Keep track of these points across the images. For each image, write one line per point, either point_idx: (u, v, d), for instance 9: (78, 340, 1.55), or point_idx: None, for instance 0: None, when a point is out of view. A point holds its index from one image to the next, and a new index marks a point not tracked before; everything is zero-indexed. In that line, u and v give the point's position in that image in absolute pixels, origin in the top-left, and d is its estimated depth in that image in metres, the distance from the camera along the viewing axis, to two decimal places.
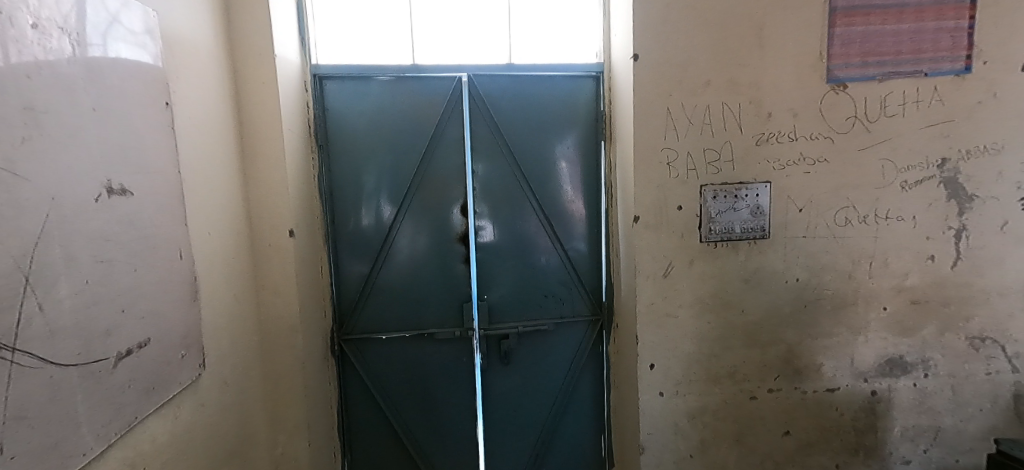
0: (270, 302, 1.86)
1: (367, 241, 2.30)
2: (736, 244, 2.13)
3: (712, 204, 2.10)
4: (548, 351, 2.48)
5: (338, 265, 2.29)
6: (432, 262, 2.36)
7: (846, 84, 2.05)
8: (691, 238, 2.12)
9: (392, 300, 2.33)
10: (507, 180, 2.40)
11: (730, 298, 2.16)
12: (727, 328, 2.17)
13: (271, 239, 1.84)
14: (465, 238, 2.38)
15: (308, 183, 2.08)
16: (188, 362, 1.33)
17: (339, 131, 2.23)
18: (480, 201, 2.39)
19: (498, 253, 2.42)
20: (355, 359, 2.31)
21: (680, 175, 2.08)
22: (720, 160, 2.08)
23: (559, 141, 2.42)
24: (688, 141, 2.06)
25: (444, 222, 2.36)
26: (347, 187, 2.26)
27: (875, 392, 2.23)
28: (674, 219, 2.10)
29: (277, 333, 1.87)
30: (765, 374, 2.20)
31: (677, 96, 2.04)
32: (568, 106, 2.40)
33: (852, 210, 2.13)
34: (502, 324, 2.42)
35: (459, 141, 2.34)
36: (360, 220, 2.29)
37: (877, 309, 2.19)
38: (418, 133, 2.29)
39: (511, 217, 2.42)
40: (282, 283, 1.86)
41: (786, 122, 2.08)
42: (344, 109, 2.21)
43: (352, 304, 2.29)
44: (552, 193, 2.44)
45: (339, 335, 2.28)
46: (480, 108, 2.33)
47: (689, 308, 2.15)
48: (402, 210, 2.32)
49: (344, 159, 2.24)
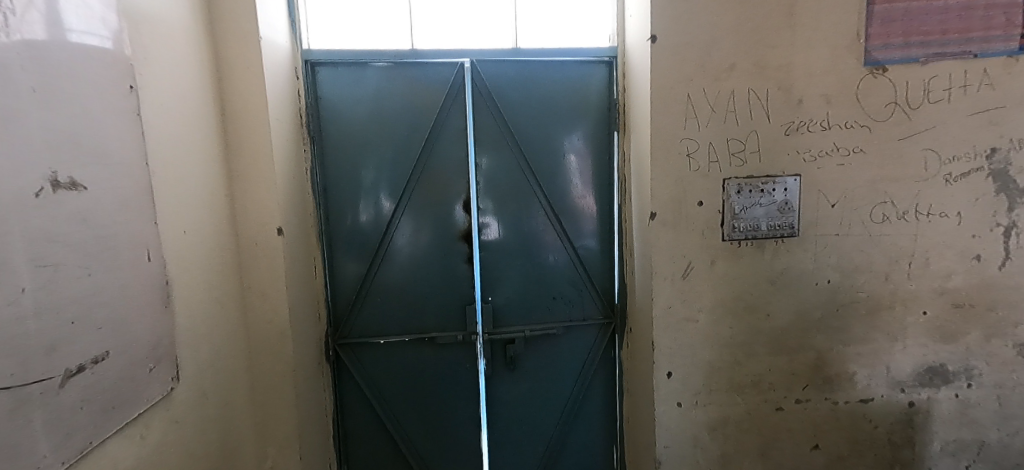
0: (258, 306, 1.73)
1: (364, 240, 2.16)
2: (762, 242, 1.96)
3: (736, 199, 1.93)
4: (556, 356, 2.33)
5: (334, 266, 2.15)
6: (434, 262, 2.22)
7: (885, 66, 1.87)
8: (713, 236, 1.95)
9: (391, 302, 2.20)
10: (513, 174, 2.25)
11: (756, 301, 1.99)
12: (752, 334, 2.00)
13: (258, 237, 1.70)
14: (468, 236, 2.23)
15: (299, 177, 1.95)
16: (157, 376, 1.20)
17: (334, 122, 2.09)
18: (485, 197, 2.24)
19: (503, 252, 2.27)
20: (352, 364, 2.18)
21: (702, 168, 1.91)
22: (745, 151, 1.91)
23: (569, 132, 2.26)
24: (710, 131, 1.89)
25: (445, 220, 2.22)
26: (343, 183, 2.12)
27: (913, 403, 2.05)
28: (694, 215, 1.94)
29: (265, 338, 1.74)
30: (793, 383, 2.03)
31: (699, 80, 1.86)
32: (578, 95, 2.24)
33: (890, 206, 1.95)
34: (508, 327, 2.27)
35: (461, 132, 2.19)
36: (356, 217, 2.15)
37: (916, 313, 2.01)
38: (418, 124, 2.15)
39: (517, 214, 2.26)
40: (271, 285, 1.73)
41: (818, 108, 1.90)
42: (339, 97, 2.07)
43: (349, 306, 2.16)
44: (561, 189, 2.29)
45: (335, 339, 2.15)
46: (484, 98, 2.18)
47: (711, 312, 1.99)
48: (401, 207, 2.18)
49: (339, 152, 2.11)
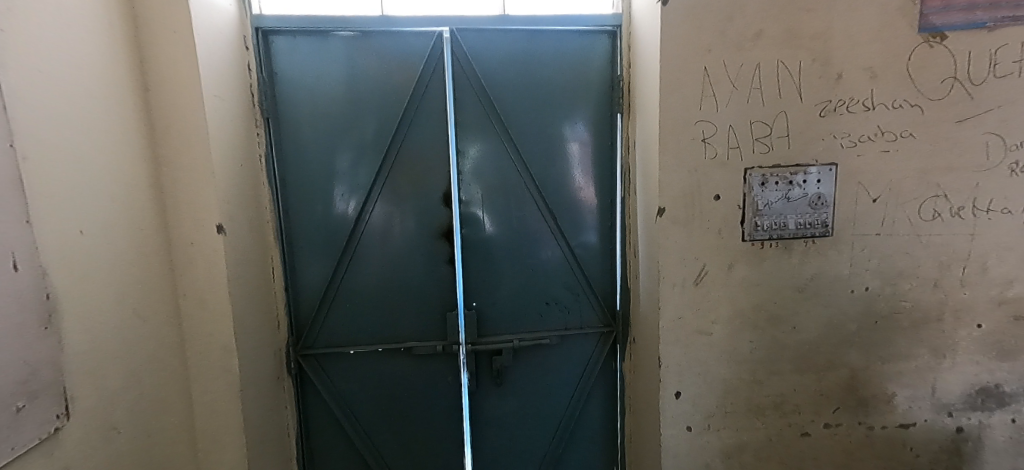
0: (198, 316, 1.49)
1: (330, 238, 1.90)
2: (789, 244, 1.68)
3: (760, 192, 1.64)
4: (550, 368, 2.07)
5: (295, 267, 1.89)
6: (410, 263, 1.96)
7: (943, 33, 1.56)
8: (730, 236, 1.67)
9: (361, 308, 1.94)
10: (501, 162, 1.97)
11: (780, 312, 1.71)
12: (775, 349, 1.73)
13: (195, 238, 1.46)
14: (449, 233, 1.97)
15: (249, 165, 1.68)
16: (34, 415, 0.96)
17: (292, 102, 1.81)
18: (468, 189, 1.96)
19: (490, 252, 2.00)
20: (318, 377, 1.93)
21: (720, 156, 1.62)
22: (771, 135, 1.62)
23: (565, 115, 1.97)
24: (730, 112, 1.60)
25: (422, 215, 1.95)
26: (304, 172, 1.86)
27: (961, 429, 1.77)
28: (709, 211, 1.65)
29: (207, 353, 1.51)
30: (821, 406, 1.76)
31: (718, 51, 1.56)
32: (576, 71, 1.94)
33: (943, 201, 1.65)
34: (495, 336, 2.01)
35: (441, 115, 1.91)
36: (321, 211, 1.89)
37: (969, 326, 1.72)
38: (391, 105, 1.87)
39: (506, 208, 1.99)
40: (213, 292, 1.49)
41: (860, 85, 1.59)
42: (298, 72, 1.80)
43: (313, 312, 1.90)
44: (555, 180, 2.01)
45: (298, 349, 1.90)
46: (466, 74, 1.90)
47: (727, 324, 1.71)
48: (371, 200, 1.91)
49: (299, 137, 1.83)
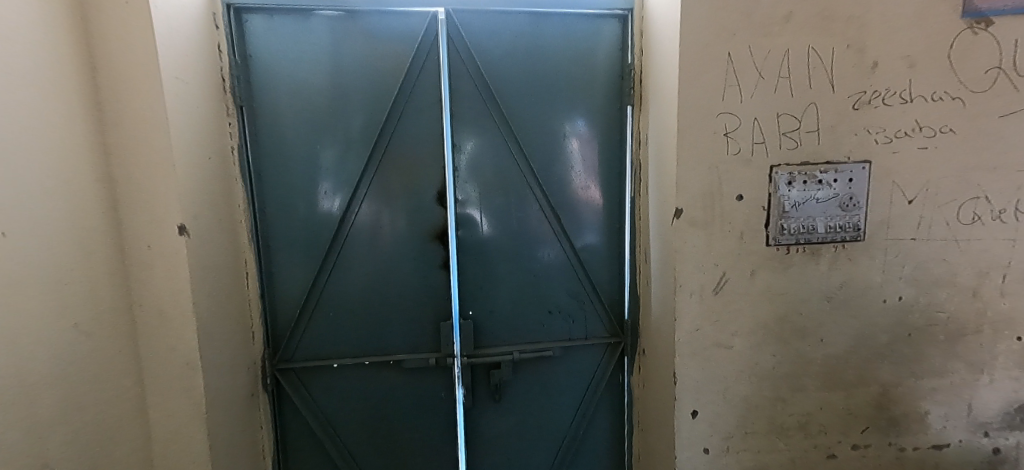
0: (156, 329, 1.31)
1: (312, 240, 1.72)
2: (817, 249, 1.53)
3: (787, 192, 1.49)
4: (552, 383, 1.90)
5: (273, 272, 1.71)
6: (400, 268, 1.79)
7: (989, 19, 1.42)
8: (753, 240, 1.52)
9: (346, 317, 1.76)
10: (501, 158, 1.81)
11: (806, 323, 1.56)
12: (800, 364, 1.58)
13: (152, 239, 1.28)
14: (444, 235, 1.80)
15: (219, 158, 1.50)
16: None
17: (269, 89, 1.63)
18: (464, 186, 1.80)
19: (488, 255, 1.84)
20: (298, 394, 1.75)
21: (743, 152, 1.47)
22: (800, 130, 1.47)
23: (570, 107, 1.81)
24: (755, 103, 1.45)
25: (414, 215, 1.78)
26: (282, 167, 1.67)
27: (998, 450, 1.64)
28: (731, 213, 1.50)
29: (167, 371, 1.33)
30: (849, 425, 1.62)
31: (744, 35, 1.41)
32: (584, 59, 1.78)
33: (983, 203, 1.52)
34: (493, 348, 1.84)
35: (435, 105, 1.75)
36: (302, 210, 1.71)
37: (1009, 339, 1.58)
38: (380, 93, 1.70)
39: (506, 208, 1.83)
40: (173, 302, 1.31)
41: (898, 75, 1.45)
42: (276, 55, 1.62)
43: (292, 322, 1.72)
44: (558, 178, 1.85)
45: (275, 363, 1.72)
46: (463, 61, 1.73)
47: (749, 337, 1.56)
48: (358, 198, 1.74)
49: (277, 127, 1.65)
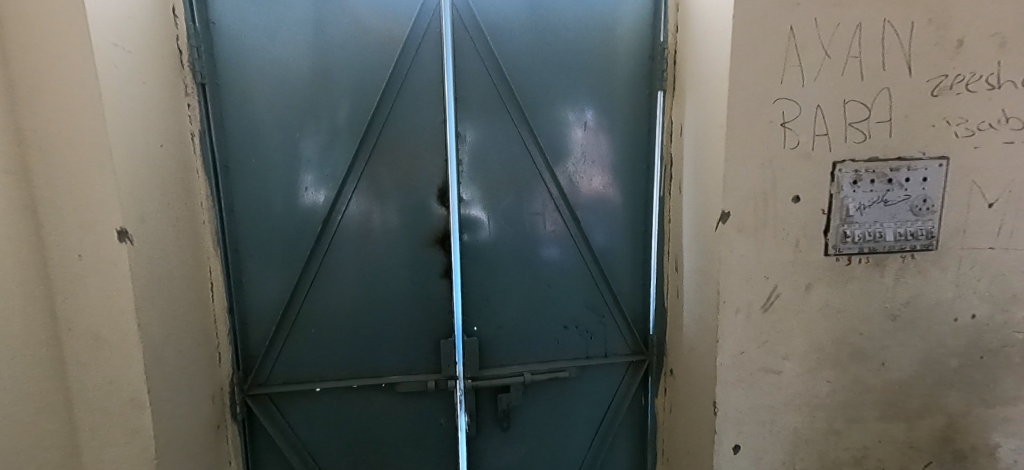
0: (91, 358, 1.06)
1: (291, 245, 1.47)
2: (882, 260, 1.32)
3: (851, 193, 1.27)
4: (566, 406, 1.68)
5: (244, 282, 1.45)
6: (395, 277, 1.55)
7: None
8: (810, 249, 1.30)
9: (332, 333, 1.52)
10: (511, 150, 1.57)
11: (866, 345, 1.35)
12: (858, 391, 1.37)
13: (83, 248, 1.02)
14: (446, 239, 1.56)
15: (174, 147, 1.24)
16: None
17: (238, 64, 1.37)
18: (469, 182, 1.55)
19: (495, 262, 1.60)
20: (274, 423, 1.51)
21: (802, 145, 1.25)
22: (869, 120, 1.24)
23: (592, 92, 1.57)
24: (819, 88, 1.22)
25: (411, 216, 1.53)
26: (255, 158, 1.41)
27: None
28: (786, 217, 1.28)
29: (106, 410, 1.08)
30: (908, 460, 1.42)
31: (809, 5, 1.18)
32: (608, 37, 1.55)
33: None
34: (500, 368, 1.61)
35: (436, 87, 1.50)
36: (279, 210, 1.45)
37: None
38: (371, 72, 1.44)
39: (516, 208, 1.60)
40: (112, 325, 1.05)
41: (985, 56, 1.23)
42: (246, 24, 1.35)
43: (267, 340, 1.47)
44: (576, 173, 1.61)
45: (247, 388, 1.47)
46: (469, 36, 1.49)
47: (800, 361, 1.35)
48: (345, 196, 1.48)
49: (248, 110, 1.39)
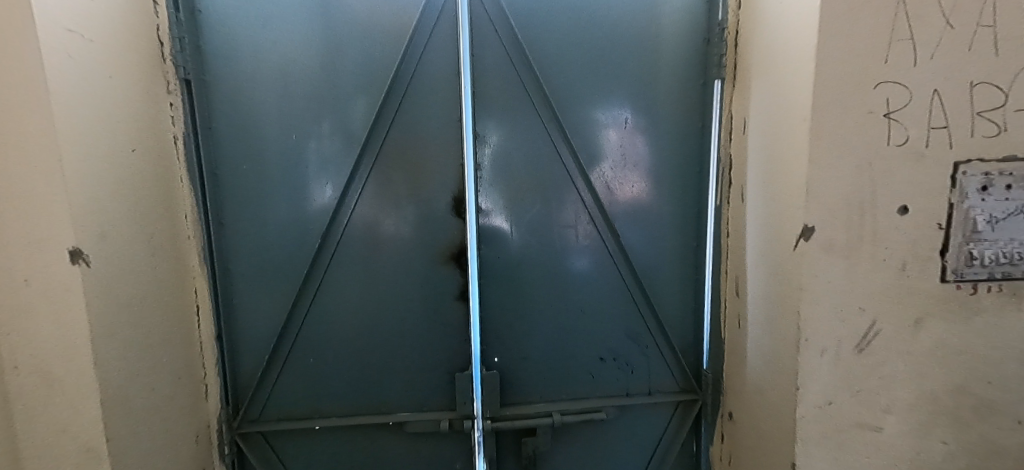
0: (41, 401, 0.89)
1: (287, 262, 1.29)
2: (1019, 288, 1.02)
3: (980, 203, 0.98)
4: (602, 451, 1.45)
5: (235, 305, 1.29)
6: (404, 300, 1.35)
7: None
8: (923, 274, 1.02)
9: (333, 363, 1.34)
10: (537, 152, 1.35)
11: (997, 397, 1.05)
12: (983, 456, 1.07)
13: (28, 272, 0.85)
14: (462, 256, 1.35)
15: (151, 152, 1.08)
16: None
17: (228, 58, 1.20)
18: (489, 190, 1.34)
19: (519, 282, 1.38)
20: (268, 464, 1.34)
21: (914, 142, 0.97)
22: (1006, 108, 0.96)
23: (634, 84, 1.34)
24: (939, 67, 0.94)
25: (422, 230, 1.33)
26: (246, 165, 1.25)
27: None
28: (890, 234, 1.00)
29: (60, 462, 0.91)
30: None
31: None
32: (654, 17, 1.31)
33: None
34: (525, 407, 1.39)
35: (452, 81, 1.30)
36: (274, 222, 1.27)
37: None
38: (378, 64, 1.25)
39: (543, 219, 1.37)
40: (64, 363, 0.88)
41: None
42: (237, 12, 1.19)
43: (260, 371, 1.30)
44: (613, 178, 1.37)
45: (237, 425, 1.30)
46: (490, 20, 1.28)
47: (905, 415, 1.06)
48: (347, 207, 1.30)
49: (238, 111, 1.22)
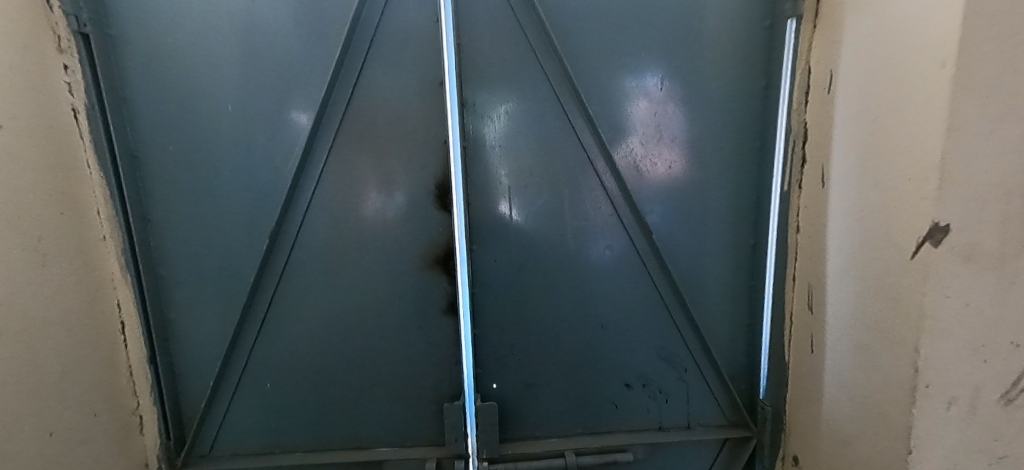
0: None
1: (232, 267, 1.04)
2: None
3: None
4: None
5: (172, 320, 1.05)
6: (379, 314, 1.09)
7: None
8: None
9: (296, 389, 1.10)
10: (544, 124, 1.05)
11: None
12: None
13: None
14: (450, 259, 1.08)
15: (37, 130, 0.83)
16: None
17: (142, 6, 0.93)
18: (482, 174, 1.05)
19: (522, 290, 1.10)
20: None
21: None
22: None
23: (672, 30, 1.01)
24: None
25: (400, 227, 1.06)
26: (173, 146, 0.99)
27: None
28: None
29: None
30: None
31: None
32: None
33: None
34: (531, 443, 1.14)
35: (432, 30, 1.00)
36: (213, 218, 1.02)
37: None
38: (336, 10, 0.97)
39: (552, 211, 1.08)
40: None
41: None
42: None
43: (207, 398, 1.07)
44: (643, 156, 1.06)
45: (183, 463, 1.08)
46: None
47: None
48: (305, 199, 1.03)
49: (158, 75, 0.96)
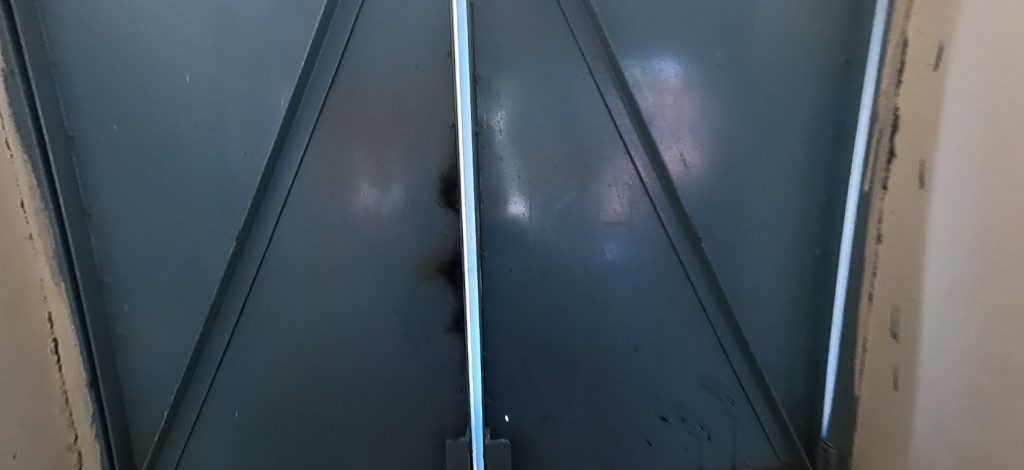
0: None
1: (193, 274, 0.86)
2: None
3: None
4: None
5: (121, 335, 0.86)
6: (369, 330, 0.91)
7: None
8: None
9: (272, 420, 0.93)
10: (572, 107, 0.88)
11: None
12: None
13: None
14: (456, 267, 0.91)
15: None
16: None
17: None
18: (496, 168, 0.89)
19: (541, 306, 0.92)
20: None
21: None
22: None
23: None
24: None
25: (396, 227, 0.89)
26: (119, 124, 0.81)
27: None
28: None
29: None
30: None
31: None
32: None
33: None
34: None
35: None
36: (171, 213, 0.84)
37: None
38: None
39: (579, 211, 0.90)
40: None
41: None
42: None
43: (164, 429, 0.89)
44: (688, 147, 0.87)
45: None
46: None
47: None
48: (282, 192, 0.85)
49: (102, 38, 0.78)
